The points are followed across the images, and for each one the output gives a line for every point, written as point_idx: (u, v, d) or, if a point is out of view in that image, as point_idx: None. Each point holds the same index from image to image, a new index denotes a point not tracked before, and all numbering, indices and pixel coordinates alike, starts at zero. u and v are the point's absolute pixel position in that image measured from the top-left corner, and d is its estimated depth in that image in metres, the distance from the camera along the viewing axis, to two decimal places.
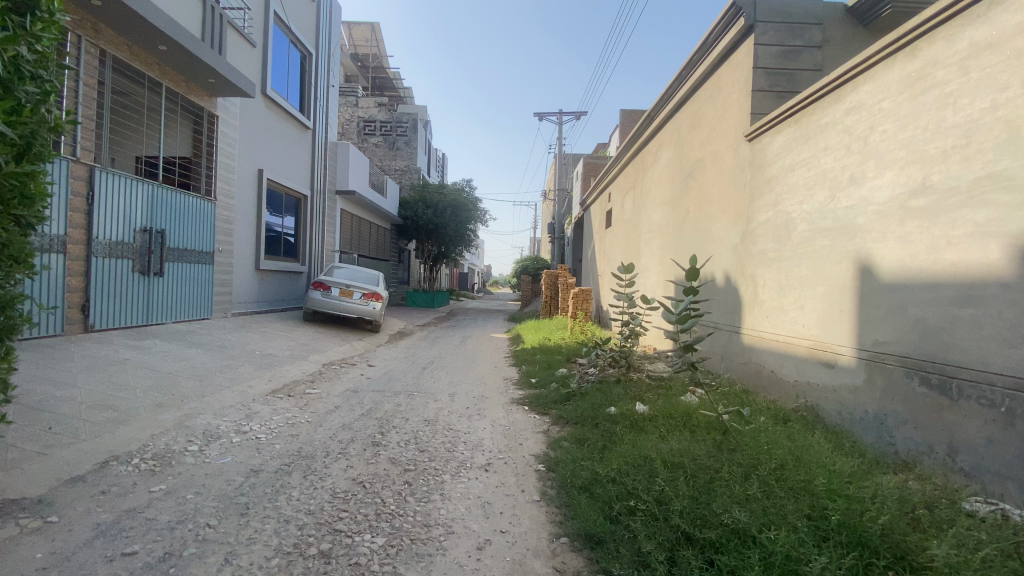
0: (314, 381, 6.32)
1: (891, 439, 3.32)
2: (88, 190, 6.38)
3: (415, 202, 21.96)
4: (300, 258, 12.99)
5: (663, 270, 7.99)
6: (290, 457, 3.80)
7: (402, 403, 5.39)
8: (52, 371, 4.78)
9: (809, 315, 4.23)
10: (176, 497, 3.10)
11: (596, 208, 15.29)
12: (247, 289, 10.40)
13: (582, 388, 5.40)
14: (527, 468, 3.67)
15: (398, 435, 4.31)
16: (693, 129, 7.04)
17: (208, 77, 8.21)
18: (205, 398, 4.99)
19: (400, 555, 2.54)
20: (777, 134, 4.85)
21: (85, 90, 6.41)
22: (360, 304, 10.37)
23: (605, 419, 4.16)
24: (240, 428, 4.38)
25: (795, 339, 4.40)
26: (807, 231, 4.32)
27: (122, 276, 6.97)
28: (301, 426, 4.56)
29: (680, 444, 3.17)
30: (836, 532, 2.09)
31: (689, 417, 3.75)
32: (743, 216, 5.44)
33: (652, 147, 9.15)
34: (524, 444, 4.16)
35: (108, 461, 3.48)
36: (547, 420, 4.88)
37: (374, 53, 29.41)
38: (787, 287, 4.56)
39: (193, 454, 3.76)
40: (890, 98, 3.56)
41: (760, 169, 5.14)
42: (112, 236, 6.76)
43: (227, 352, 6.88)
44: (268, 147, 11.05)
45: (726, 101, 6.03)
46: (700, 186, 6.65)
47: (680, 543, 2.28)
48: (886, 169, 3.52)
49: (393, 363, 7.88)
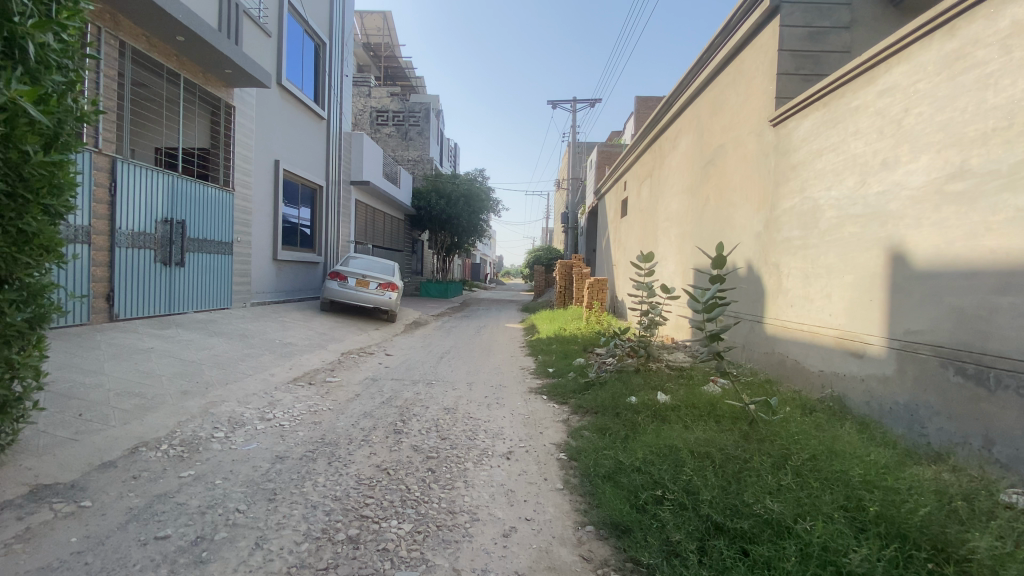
0: (334, 370, 6.39)
1: (923, 430, 3.25)
2: (110, 181, 6.46)
3: (429, 192, 21.94)
4: (316, 249, 13.09)
5: (682, 259, 7.90)
6: (315, 444, 3.84)
7: (421, 391, 5.42)
8: (80, 359, 4.88)
9: (836, 304, 4.13)
10: (204, 482, 3.15)
11: (611, 196, 15.18)
12: (266, 279, 10.52)
13: (601, 377, 5.37)
14: (549, 457, 3.66)
15: (419, 423, 4.33)
16: (714, 115, 6.90)
17: (225, 67, 8.24)
18: (228, 386, 5.05)
19: (427, 541, 2.56)
20: (805, 118, 4.72)
21: (105, 81, 6.47)
22: (376, 294, 10.43)
23: (626, 408, 4.14)
24: (264, 415, 4.44)
25: (821, 329, 4.31)
26: (836, 217, 4.21)
27: (145, 266, 7.08)
28: (324, 413, 4.61)
29: (706, 434, 3.14)
30: (875, 524, 2.05)
31: (713, 407, 3.69)
32: (766, 204, 5.32)
33: (670, 134, 9.00)
34: (544, 433, 4.15)
35: (138, 447, 3.54)
36: (566, 409, 4.86)
37: (386, 42, 29.16)
38: (813, 275, 4.47)
39: (219, 441, 3.82)
40: (926, 79, 3.44)
41: (785, 154, 5.02)
42: (134, 227, 6.85)
43: (248, 341, 6.97)
44: (285, 137, 11.11)
45: (749, 86, 5.89)
46: (721, 173, 6.52)
47: (711, 533, 2.25)
48: (922, 153, 3.41)
49: (410, 352, 7.92)
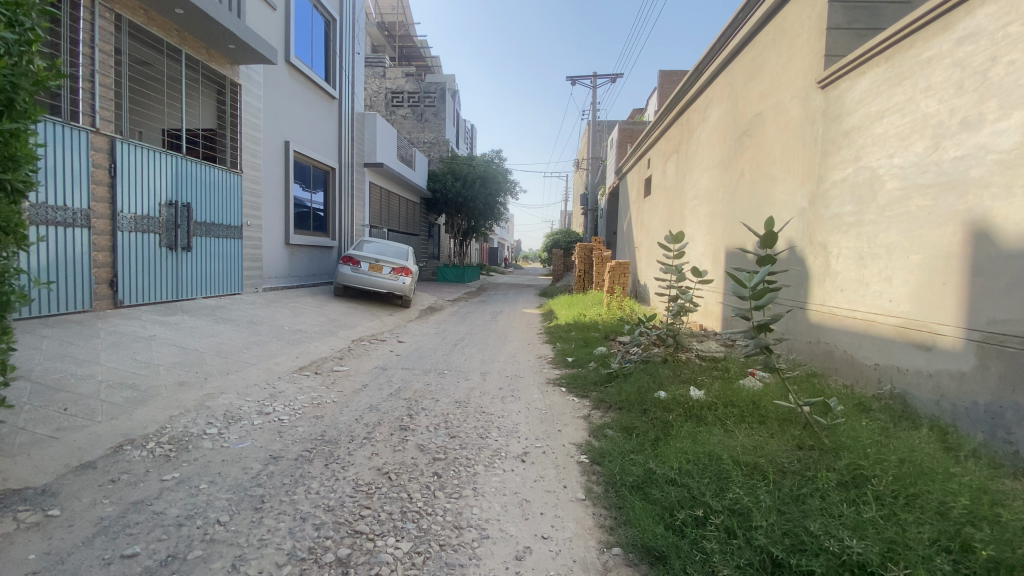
0: (342, 358, 6.10)
1: (1008, 437, 2.77)
2: (109, 161, 6.21)
3: (445, 174, 21.53)
4: (330, 233, 12.84)
5: (713, 241, 7.36)
6: (313, 441, 3.52)
7: (432, 382, 5.09)
8: (75, 347, 4.69)
9: (898, 289, 3.62)
10: (188, 487, 2.88)
11: (633, 175, 14.58)
12: (278, 264, 10.30)
13: (625, 368, 4.95)
14: (568, 460, 3.27)
15: (427, 418, 3.98)
16: (751, 81, 6.29)
17: (228, 42, 7.88)
18: (228, 376, 4.79)
19: (427, 565, 2.20)
20: (861, 76, 4.14)
21: (101, 57, 6.15)
22: (390, 279, 10.12)
23: (655, 404, 3.73)
24: (263, 408, 4.14)
25: (878, 317, 3.81)
26: (900, 189, 3.66)
27: (149, 251, 6.87)
28: (327, 407, 4.30)
29: (753, 441, 2.72)
30: (986, 571, 1.61)
31: (757, 407, 3.26)
32: (813, 176, 4.77)
33: (699, 105, 8.37)
34: (563, 432, 3.76)
35: (122, 446, 3.31)
36: (587, 403, 4.46)
37: (400, 21, 28.52)
38: (869, 256, 3.94)
39: (211, 437, 3.54)
40: (1020, 19, 2.84)
41: (836, 119, 4.44)
42: (137, 210, 6.62)
43: (255, 327, 6.72)
44: (294, 117, 10.77)
45: (793, 44, 5.28)
46: (759, 144, 5.95)
47: (768, 570, 1.85)
48: (1015, 109, 2.85)
49: (423, 339, 7.59)
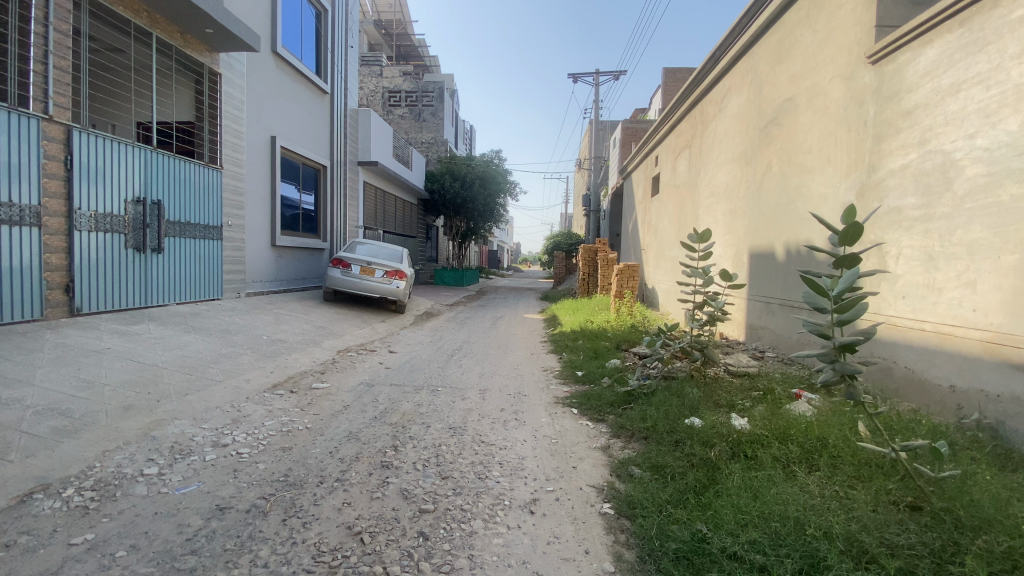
0: (324, 372, 5.43)
1: None
2: (65, 152, 5.56)
3: (443, 174, 20.86)
4: (320, 235, 12.17)
5: (733, 241, 6.76)
6: (273, 486, 2.86)
7: (423, 403, 4.42)
8: (9, 365, 4.03)
9: (987, 298, 2.99)
10: (100, 556, 2.22)
11: (638, 174, 13.99)
12: (263, 268, 9.63)
13: (646, 386, 4.29)
14: (588, 511, 2.61)
15: (415, 452, 3.31)
16: (779, 64, 5.67)
17: (205, 26, 7.24)
18: (186, 398, 4.12)
19: None
20: (927, 45, 3.52)
21: (56, 37, 5.48)
22: (383, 283, 9.47)
23: (689, 437, 3.08)
24: (220, 439, 3.48)
25: (956, 330, 3.18)
26: (985, 175, 3.04)
27: (113, 252, 6.21)
28: (298, 436, 3.62)
29: (841, 502, 2.10)
30: None
31: (823, 444, 2.64)
32: (861, 165, 4.14)
33: (716, 95, 7.75)
34: (579, 469, 3.10)
35: (32, 494, 2.66)
36: (603, 429, 3.81)
37: (398, 19, 27.92)
38: (942, 257, 3.31)
39: (148, 481, 2.89)
40: None
41: (892, 98, 3.82)
42: (99, 207, 5.97)
43: (230, 337, 6.05)
44: (281, 111, 10.13)
45: (833, 17, 4.65)
46: (791, 133, 5.31)
47: None
48: None
49: (417, 349, 6.92)
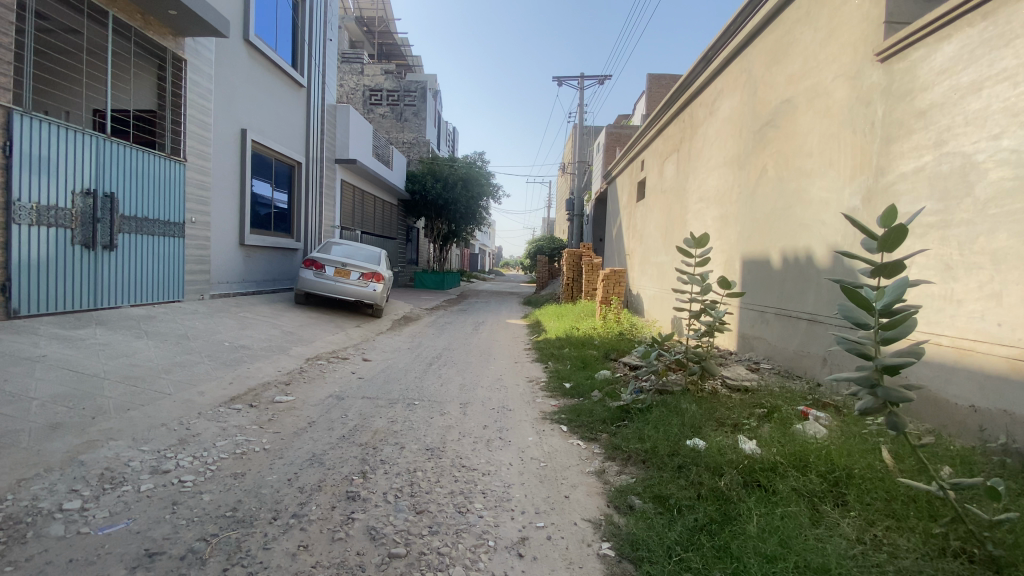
0: (290, 383, 4.98)
1: None
2: (3, 138, 5.00)
3: (424, 175, 20.40)
4: (293, 234, 11.62)
5: (725, 247, 6.54)
6: (217, 523, 2.44)
7: (397, 419, 4.02)
8: None
9: (1014, 311, 2.76)
10: None
11: (623, 179, 13.82)
12: (229, 268, 9.06)
13: (640, 402, 3.98)
14: (584, 552, 2.26)
15: (386, 480, 2.92)
16: (777, 63, 5.46)
17: (169, 7, 6.72)
18: (127, 414, 3.64)
19: None
20: (943, 41, 3.31)
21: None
22: (358, 285, 9.01)
23: (694, 463, 2.76)
24: (161, 464, 3.03)
25: (977, 345, 2.96)
26: (1012, 179, 2.81)
27: (58, 248, 5.65)
28: (253, 459, 3.19)
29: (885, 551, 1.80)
30: None
31: (848, 474, 2.36)
32: (868, 169, 3.91)
33: (707, 97, 7.54)
34: (571, 500, 2.75)
35: None
36: (596, 451, 3.47)
37: (380, 16, 27.37)
38: (961, 267, 3.09)
39: (67, 518, 2.44)
40: None
41: (904, 97, 3.59)
42: (41, 199, 5.42)
43: (187, 344, 5.53)
44: (253, 103, 9.59)
45: (837, 13, 4.43)
46: (789, 135, 5.10)
47: None
48: None
49: (393, 357, 6.50)
